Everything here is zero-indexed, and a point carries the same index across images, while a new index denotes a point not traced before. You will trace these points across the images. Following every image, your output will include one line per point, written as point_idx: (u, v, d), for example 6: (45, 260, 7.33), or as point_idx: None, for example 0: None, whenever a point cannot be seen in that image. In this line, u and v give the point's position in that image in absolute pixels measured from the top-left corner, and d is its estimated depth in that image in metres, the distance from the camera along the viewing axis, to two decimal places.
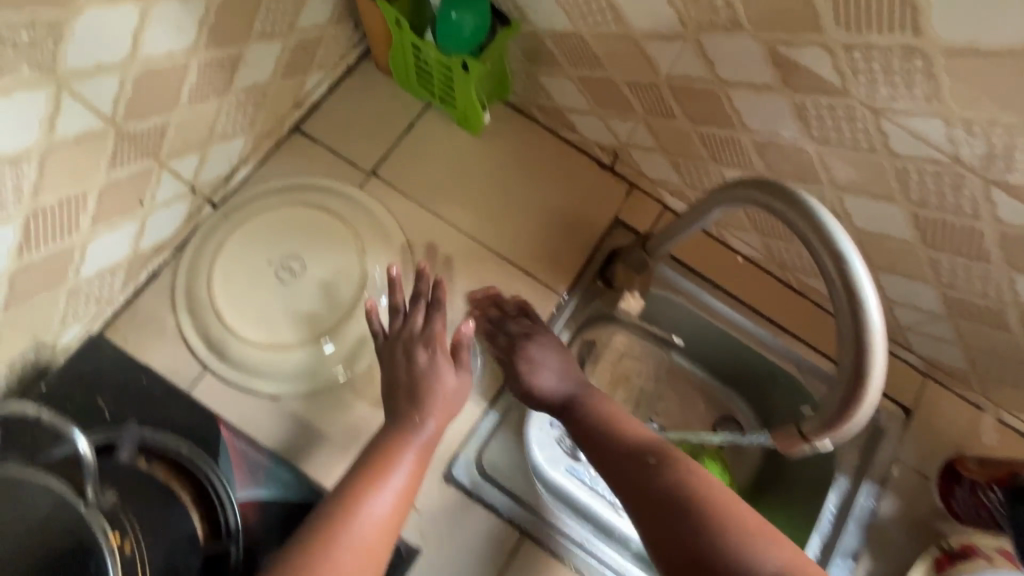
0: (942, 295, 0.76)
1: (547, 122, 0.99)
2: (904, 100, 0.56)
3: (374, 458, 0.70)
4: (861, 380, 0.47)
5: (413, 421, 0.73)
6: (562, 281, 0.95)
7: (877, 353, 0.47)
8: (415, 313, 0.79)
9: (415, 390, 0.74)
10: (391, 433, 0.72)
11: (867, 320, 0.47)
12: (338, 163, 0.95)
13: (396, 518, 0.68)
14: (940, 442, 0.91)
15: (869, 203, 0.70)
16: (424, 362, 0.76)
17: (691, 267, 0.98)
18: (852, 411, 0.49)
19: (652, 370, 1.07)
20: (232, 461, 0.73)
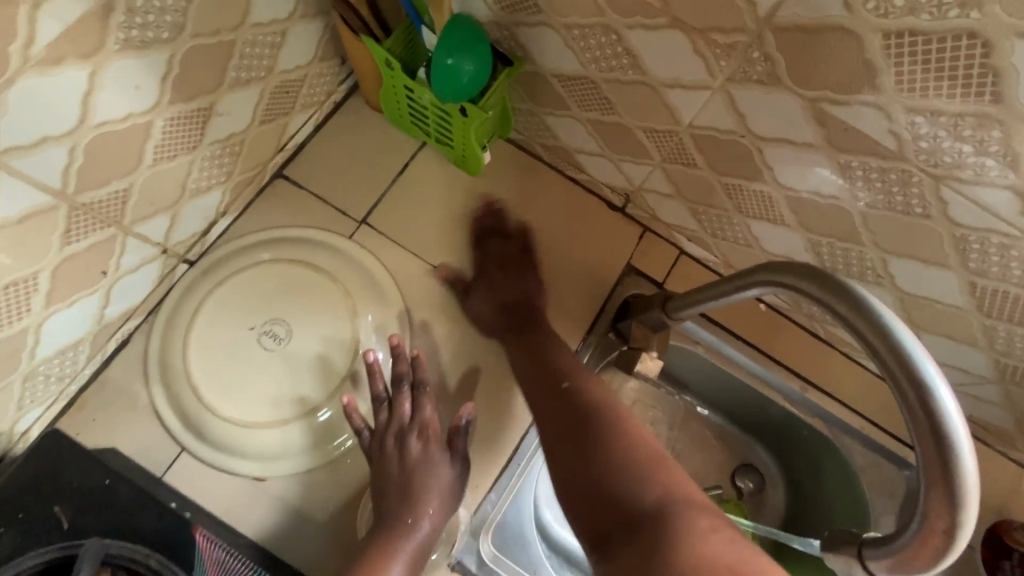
0: (994, 361, 0.69)
1: (553, 161, 0.92)
2: (972, 170, 0.49)
3: (365, 564, 0.67)
4: (948, 536, 0.40)
5: (407, 522, 0.69)
6: (571, 336, 0.87)
7: (969, 506, 0.39)
8: (400, 399, 0.76)
9: (409, 487, 0.71)
10: (383, 534, 0.69)
11: (960, 466, 0.38)
12: (325, 211, 0.87)
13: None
14: (982, 506, 0.84)
15: (917, 266, 0.63)
16: (417, 452, 0.73)
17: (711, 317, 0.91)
18: (931, 562, 0.42)
19: (667, 422, 1.00)
20: (208, 573, 0.67)
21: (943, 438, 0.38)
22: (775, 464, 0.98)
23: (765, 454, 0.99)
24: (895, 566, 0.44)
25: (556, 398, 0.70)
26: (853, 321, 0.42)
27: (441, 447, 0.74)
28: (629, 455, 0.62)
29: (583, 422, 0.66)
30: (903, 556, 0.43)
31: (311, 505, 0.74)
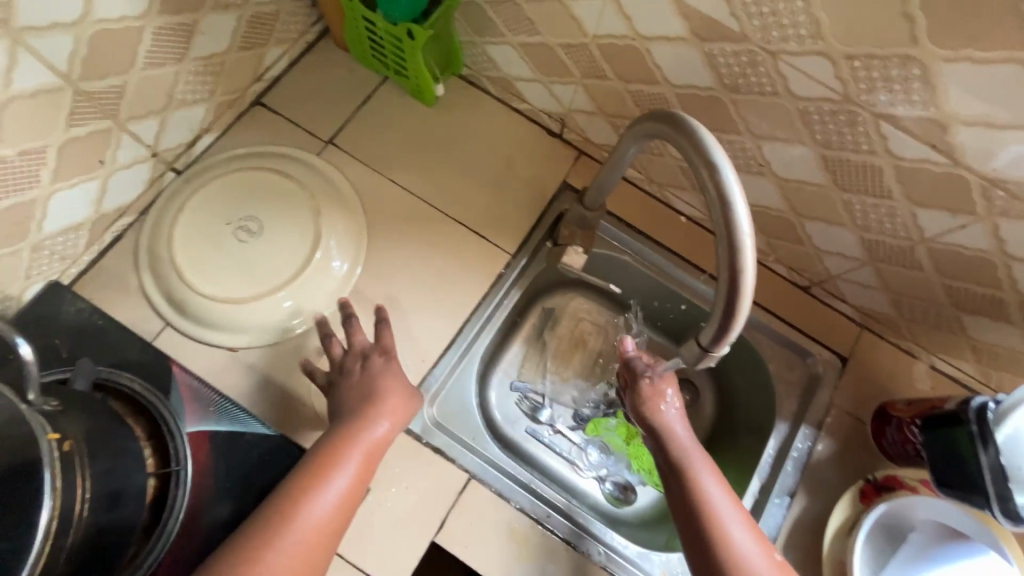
0: (860, 239, 0.80)
1: (498, 93, 1.04)
2: (793, 41, 0.61)
3: (322, 455, 0.73)
4: (737, 277, 0.51)
5: (363, 417, 0.76)
6: (512, 242, 0.99)
7: (746, 252, 0.51)
8: (355, 332, 0.84)
9: (368, 389, 0.79)
10: (343, 426, 0.76)
11: (734, 218, 0.50)
12: (296, 133, 0.99)
13: (338, 518, 0.71)
14: (875, 388, 0.95)
15: (783, 148, 0.75)
16: (380, 365, 0.82)
17: (635, 226, 1.02)
18: (733, 314, 0.53)
19: (608, 334, 1.13)
20: (183, 397, 0.79)
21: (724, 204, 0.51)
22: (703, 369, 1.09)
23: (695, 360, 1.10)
24: (717, 331, 0.55)
25: (711, 543, 0.69)
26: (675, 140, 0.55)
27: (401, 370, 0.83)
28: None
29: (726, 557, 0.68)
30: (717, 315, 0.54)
31: (276, 373, 0.85)
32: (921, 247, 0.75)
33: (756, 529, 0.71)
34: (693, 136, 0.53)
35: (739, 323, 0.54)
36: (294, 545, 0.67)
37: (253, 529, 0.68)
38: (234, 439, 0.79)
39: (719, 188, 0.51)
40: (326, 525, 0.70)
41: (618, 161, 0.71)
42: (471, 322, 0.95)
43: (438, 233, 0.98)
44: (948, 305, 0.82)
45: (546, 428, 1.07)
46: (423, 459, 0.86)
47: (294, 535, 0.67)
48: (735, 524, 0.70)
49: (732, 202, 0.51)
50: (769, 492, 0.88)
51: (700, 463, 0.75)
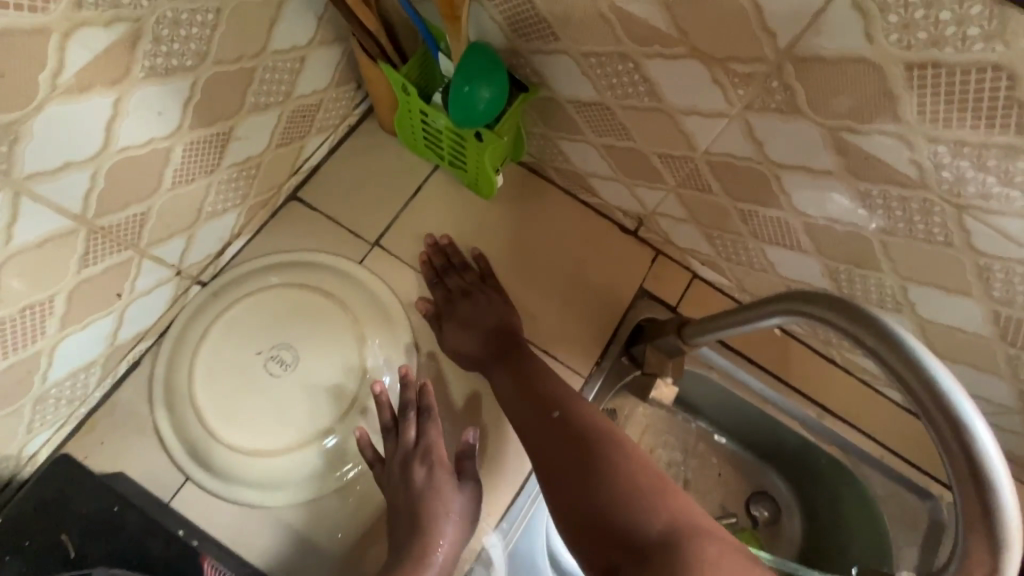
0: (1020, 391, 0.67)
1: (565, 184, 0.92)
2: (997, 200, 0.48)
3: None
4: (994, 572, 0.40)
5: (422, 551, 0.67)
6: (585, 360, 0.86)
7: (1008, 543, 0.39)
8: (406, 428, 0.74)
9: (419, 516, 0.69)
10: (399, 567, 0.66)
11: (1001, 509, 0.38)
12: (338, 234, 0.87)
13: None
14: None
15: (940, 295, 0.62)
16: (421, 479, 0.70)
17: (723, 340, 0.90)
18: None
19: (678, 443, 0.97)
20: None
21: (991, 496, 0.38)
22: (792, 494, 0.96)
23: (782, 481, 0.97)
24: None
25: (551, 428, 0.67)
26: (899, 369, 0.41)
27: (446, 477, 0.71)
28: (629, 478, 0.60)
29: (608, 465, 0.61)
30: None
31: (321, 536, 0.73)
32: None
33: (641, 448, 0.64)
34: (926, 375, 0.40)
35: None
36: None
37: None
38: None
39: (977, 465, 0.38)
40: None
41: (748, 323, 0.58)
42: None
43: None
44: None
45: None
46: None
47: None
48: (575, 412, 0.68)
49: (995, 477, 0.38)
50: None
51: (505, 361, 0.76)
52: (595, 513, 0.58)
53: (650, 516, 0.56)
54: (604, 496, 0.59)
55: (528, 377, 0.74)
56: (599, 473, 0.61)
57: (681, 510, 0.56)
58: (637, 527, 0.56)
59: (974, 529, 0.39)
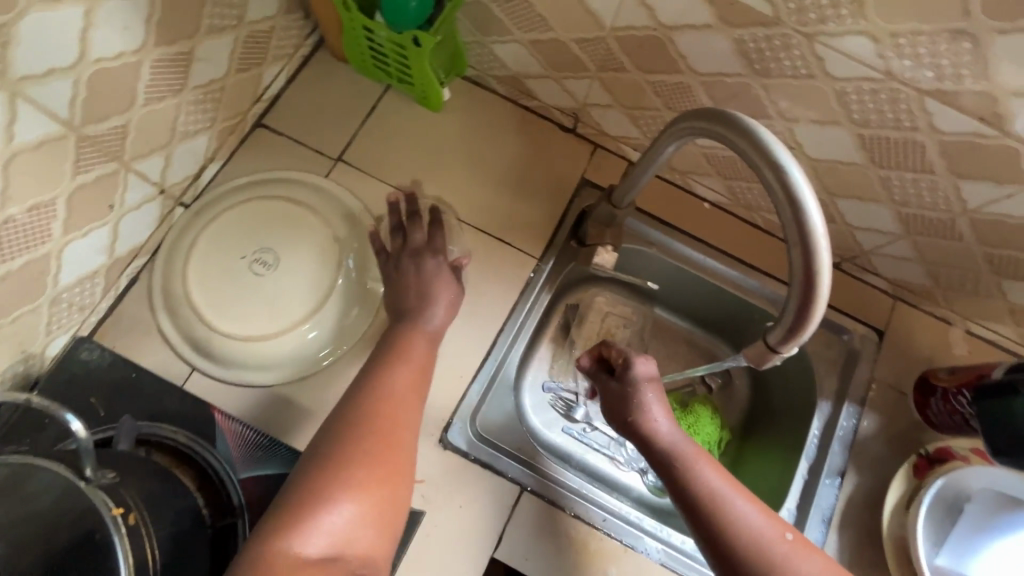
0: (898, 213, 0.79)
1: (506, 92, 1.01)
2: (834, 20, 0.59)
3: (386, 354, 0.76)
4: (813, 277, 0.50)
5: (423, 313, 0.81)
6: (536, 245, 0.96)
7: (821, 252, 0.49)
8: (415, 229, 0.87)
9: (423, 286, 0.82)
10: (399, 326, 0.80)
11: (807, 220, 0.48)
12: (304, 153, 0.96)
13: (403, 407, 0.71)
14: (915, 360, 0.94)
15: (818, 129, 0.72)
16: (430, 266, 0.84)
17: (657, 217, 1.00)
18: (810, 312, 0.52)
19: (640, 329, 1.14)
20: (230, 444, 0.79)
21: (796, 211, 0.48)
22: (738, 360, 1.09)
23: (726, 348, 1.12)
24: (788, 332, 0.54)
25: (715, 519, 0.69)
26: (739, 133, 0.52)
27: (448, 273, 0.85)
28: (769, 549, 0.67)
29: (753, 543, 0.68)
30: (789, 319, 0.53)
31: (316, 407, 0.84)
32: (963, 218, 0.74)
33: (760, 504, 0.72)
34: (752, 133, 0.51)
35: (813, 324, 0.53)
36: (368, 412, 0.68)
37: (336, 433, 0.67)
38: (288, 480, 0.78)
39: (788, 189, 0.48)
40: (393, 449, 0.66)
41: (656, 157, 0.67)
42: (504, 332, 0.92)
43: (462, 242, 0.95)
44: (987, 272, 0.82)
45: (580, 426, 1.09)
46: (472, 476, 0.84)
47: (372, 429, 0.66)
48: (710, 469, 0.73)
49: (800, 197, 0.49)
50: (819, 474, 0.89)
51: (646, 403, 0.79)
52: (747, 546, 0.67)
53: (797, 563, 0.67)
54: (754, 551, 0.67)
55: (664, 428, 0.77)
56: (750, 545, 0.68)
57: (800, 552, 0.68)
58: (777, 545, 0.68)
59: (793, 244, 0.50)
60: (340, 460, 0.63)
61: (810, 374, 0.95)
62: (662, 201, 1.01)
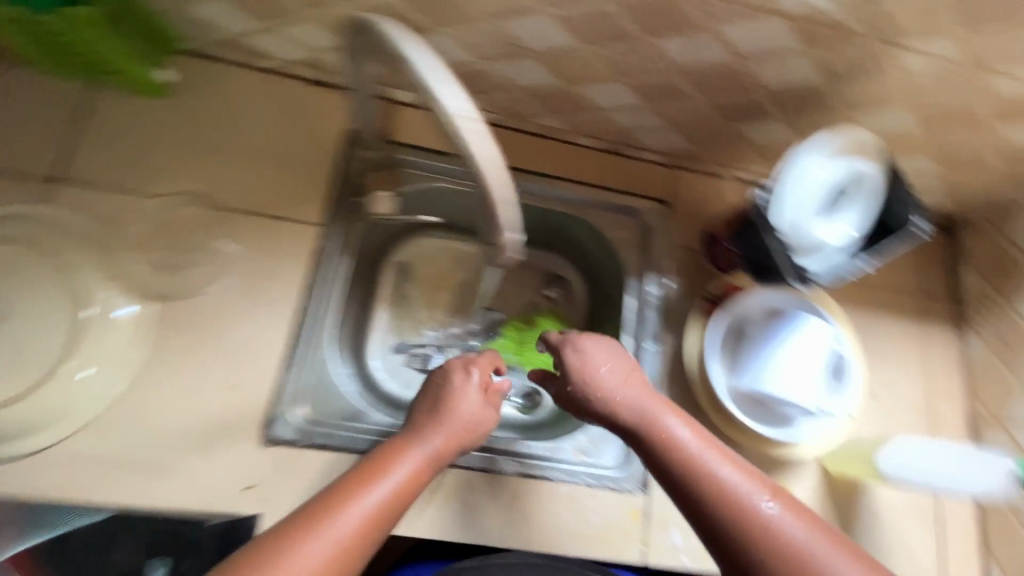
0: (629, 85, 0.82)
1: (234, 57, 0.91)
2: None
3: (367, 466, 0.69)
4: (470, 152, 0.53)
5: (424, 433, 0.73)
6: (314, 211, 0.90)
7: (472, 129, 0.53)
8: (479, 360, 0.81)
9: (437, 399, 0.77)
10: (397, 439, 0.73)
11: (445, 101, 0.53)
12: (8, 184, 0.81)
13: (365, 544, 0.63)
14: (700, 218, 1.02)
15: (522, 20, 0.73)
16: (458, 381, 0.79)
17: (432, 149, 0.96)
18: (494, 195, 0.54)
19: (473, 264, 1.20)
20: None
21: (433, 105, 0.53)
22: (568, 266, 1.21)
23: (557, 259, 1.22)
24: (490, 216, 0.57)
25: (692, 480, 0.65)
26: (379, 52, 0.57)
27: (483, 399, 0.78)
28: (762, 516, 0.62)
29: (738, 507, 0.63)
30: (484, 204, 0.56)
31: (110, 453, 0.75)
32: (679, 75, 0.78)
33: (747, 470, 0.67)
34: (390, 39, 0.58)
35: (507, 205, 0.55)
36: (322, 550, 0.60)
37: (304, 515, 0.63)
38: (59, 540, 0.71)
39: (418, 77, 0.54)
40: (344, 550, 0.61)
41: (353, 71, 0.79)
42: (306, 311, 0.86)
43: (232, 230, 0.87)
44: (724, 122, 0.88)
45: None
46: (307, 463, 0.81)
47: (320, 544, 0.60)
48: (728, 470, 0.66)
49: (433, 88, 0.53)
50: (640, 342, 0.95)
51: (648, 412, 0.71)
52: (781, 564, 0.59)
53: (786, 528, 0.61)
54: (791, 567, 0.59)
55: (680, 434, 0.69)
56: (733, 506, 0.63)
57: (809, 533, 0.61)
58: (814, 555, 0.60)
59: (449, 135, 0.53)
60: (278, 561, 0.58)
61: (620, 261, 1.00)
62: (435, 132, 0.97)
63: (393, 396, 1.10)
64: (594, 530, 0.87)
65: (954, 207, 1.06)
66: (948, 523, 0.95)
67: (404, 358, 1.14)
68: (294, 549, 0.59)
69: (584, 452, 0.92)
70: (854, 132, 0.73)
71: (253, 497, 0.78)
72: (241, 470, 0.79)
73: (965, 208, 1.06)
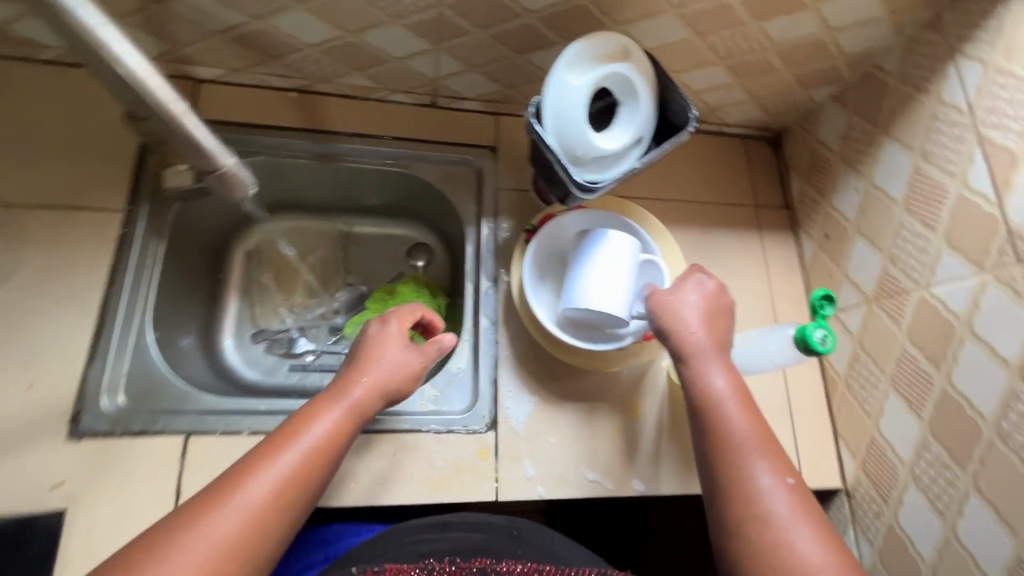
0: (407, 27, 0.83)
1: (11, 52, 0.88)
2: None
3: (286, 429, 0.68)
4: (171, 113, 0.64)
5: (341, 390, 0.72)
6: (116, 197, 0.87)
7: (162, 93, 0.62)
8: (398, 313, 0.82)
9: (358, 356, 0.77)
10: (323, 396, 0.72)
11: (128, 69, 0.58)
12: None
13: (271, 512, 0.61)
14: (527, 160, 1.04)
15: None
16: (375, 332, 0.79)
17: (240, 121, 0.96)
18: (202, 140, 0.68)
19: (331, 243, 1.19)
20: None
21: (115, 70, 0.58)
22: (428, 233, 1.22)
23: (416, 229, 1.22)
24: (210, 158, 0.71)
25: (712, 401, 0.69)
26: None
27: (405, 348, 0.78)
28: (749, 464, 0.65)
29: (735, 447, 0.66)
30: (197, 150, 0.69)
31: None
32: (445, 8, 0.79)
33: (766, 431, 0.68)
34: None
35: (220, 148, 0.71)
36: (230, 516, 0.59)
37: (214, 489, 0.61)
38: None
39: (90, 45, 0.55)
40: (248, 522, 0.59)
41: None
42: (114, 296, 0.84)
43: (21, 225, 0.83)
44: (515, 55, 0.89)
45: (306, 356, 1.10)
46: (121, 451, 0.77)
47: (228, 518, 0.59)
48: (744, 424, 0.68)
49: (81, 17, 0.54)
50: (479, 284, 0.96)
51: (702, 351, 0.72)
52: (746, 515, 0.62)
53: (770, 488, 0.63)
54: (759, 527, 0.61)
55: (716, 385, 0.70)
56: (729, 443, 0.67)
57: (792, 502, 0.63)
58: (785, 521, 0.61)
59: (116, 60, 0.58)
60: (183, 536, 0.57)
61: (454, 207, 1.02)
62: (242, 105, 0.97)
63: (253, 385, 1.05)
64: (442, 475, 0.85)
65: (768, 118, 1.11)
66: (796, 413, 0.99)
67: (266, 346, 1.10)
68: (201, 522, 0.58)
69: (431, 402, 0.90)
70: (604, 37, 0.74)
71: (58, 496, 0.73)
72: (44, 468, 0.74)
73: (778, 118, 1.11)
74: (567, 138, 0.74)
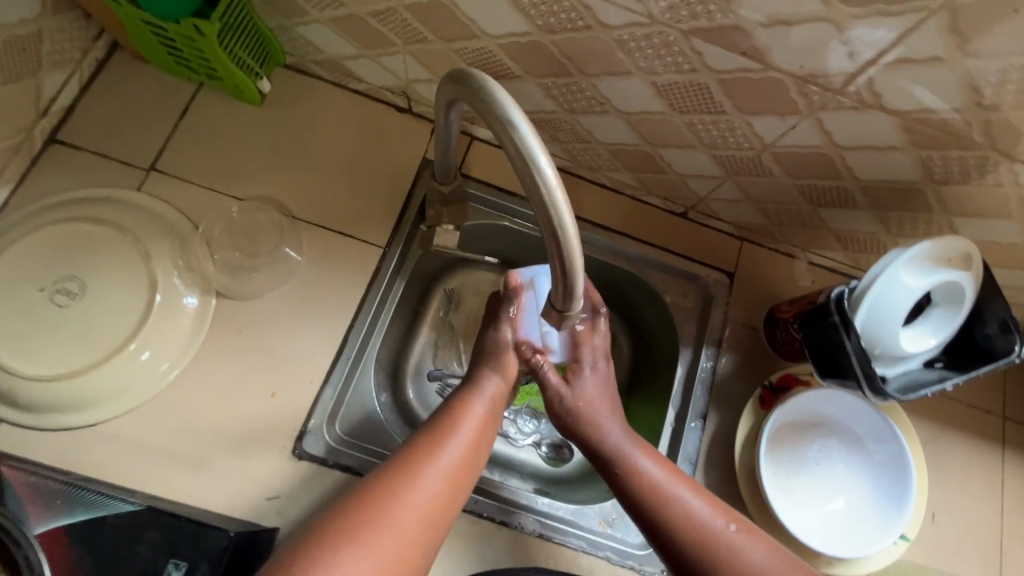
0: (714, 156, 0.80)
1: (330, 77, 0.96)
2: None
3: (412, 445, 0.64)
4: (555, 230, 0.50)
5: (470, 387, 0.72)
6: (379, 234, 0.92)
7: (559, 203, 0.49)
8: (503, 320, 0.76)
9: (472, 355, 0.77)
10: (450, 399, 0.71)
11: (537, 164, 0.49)
12: (109, 166, 0.87)
13: (436, 517, 0.60)
14: (764, 297, 0.96)
15: (615, 80, 0.73)
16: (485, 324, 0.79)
17: (492, 181, 0.98)
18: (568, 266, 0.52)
19: None
20: (20, 498, 0.61)
21: (519, 155, 0.49)
22: None
23: None
24: (562, 288, 0.54)
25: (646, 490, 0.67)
26: (491, 124, 0.51)
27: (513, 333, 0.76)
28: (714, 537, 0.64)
29: (690, 529, 0.65)
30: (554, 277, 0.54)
31: (149, 438, 0.78)
32: (766, 154, 0.75)
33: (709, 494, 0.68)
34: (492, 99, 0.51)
35: (579, 276, 0.53)
36: (393, 531, 0.56)
37: (370, 494, 0.58)
38: (95, 528, 0.62)
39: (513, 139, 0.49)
40: (443, 494, 0.61)
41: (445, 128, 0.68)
42: (356, 326, 0.88)
43: (298, 240, 0.89)
44: (806, 204, 0.84)
45: None
46: (331, 483, 0.80)
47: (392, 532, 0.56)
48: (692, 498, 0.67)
49: (558, 213, 0.49)
50: (683, 419, 0.90)
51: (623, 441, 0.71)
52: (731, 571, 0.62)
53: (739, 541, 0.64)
54: None
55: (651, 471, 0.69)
56: (688, 526, 0.65)
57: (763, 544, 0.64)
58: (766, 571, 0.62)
59: (552, 248, 0.51)
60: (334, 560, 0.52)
61: (671, 323, 0.96)
62: (494, 163, 0.99)
63: None
64: None
65: None
66: None
67: None
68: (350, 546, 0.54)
69: (609, 523, 0.87)
70: (957, 241, 0.67)
71: (270, 510, 0.78)
72: (265, 480, 0.79)
73: None
74: (875, 335, 0.70)
